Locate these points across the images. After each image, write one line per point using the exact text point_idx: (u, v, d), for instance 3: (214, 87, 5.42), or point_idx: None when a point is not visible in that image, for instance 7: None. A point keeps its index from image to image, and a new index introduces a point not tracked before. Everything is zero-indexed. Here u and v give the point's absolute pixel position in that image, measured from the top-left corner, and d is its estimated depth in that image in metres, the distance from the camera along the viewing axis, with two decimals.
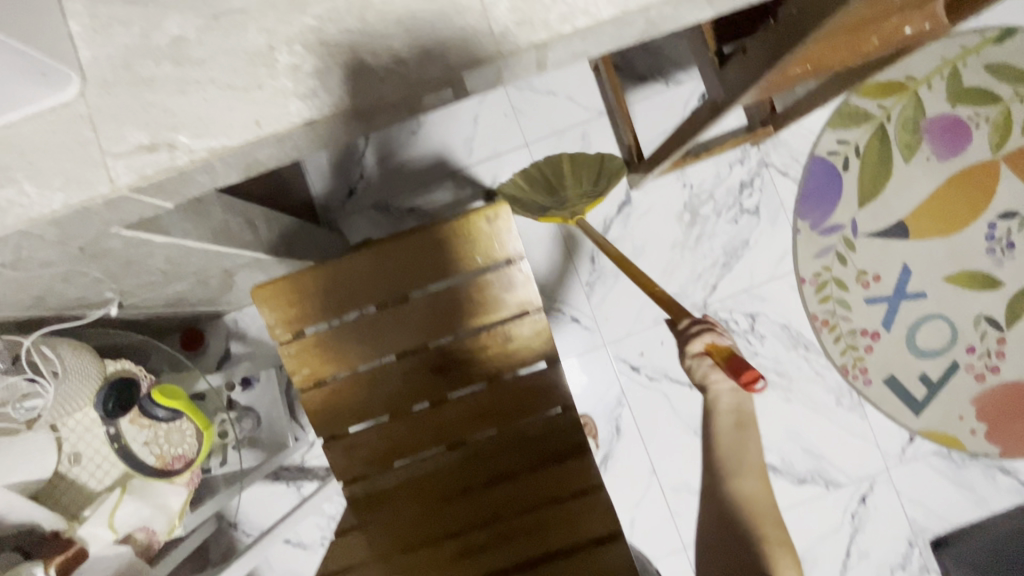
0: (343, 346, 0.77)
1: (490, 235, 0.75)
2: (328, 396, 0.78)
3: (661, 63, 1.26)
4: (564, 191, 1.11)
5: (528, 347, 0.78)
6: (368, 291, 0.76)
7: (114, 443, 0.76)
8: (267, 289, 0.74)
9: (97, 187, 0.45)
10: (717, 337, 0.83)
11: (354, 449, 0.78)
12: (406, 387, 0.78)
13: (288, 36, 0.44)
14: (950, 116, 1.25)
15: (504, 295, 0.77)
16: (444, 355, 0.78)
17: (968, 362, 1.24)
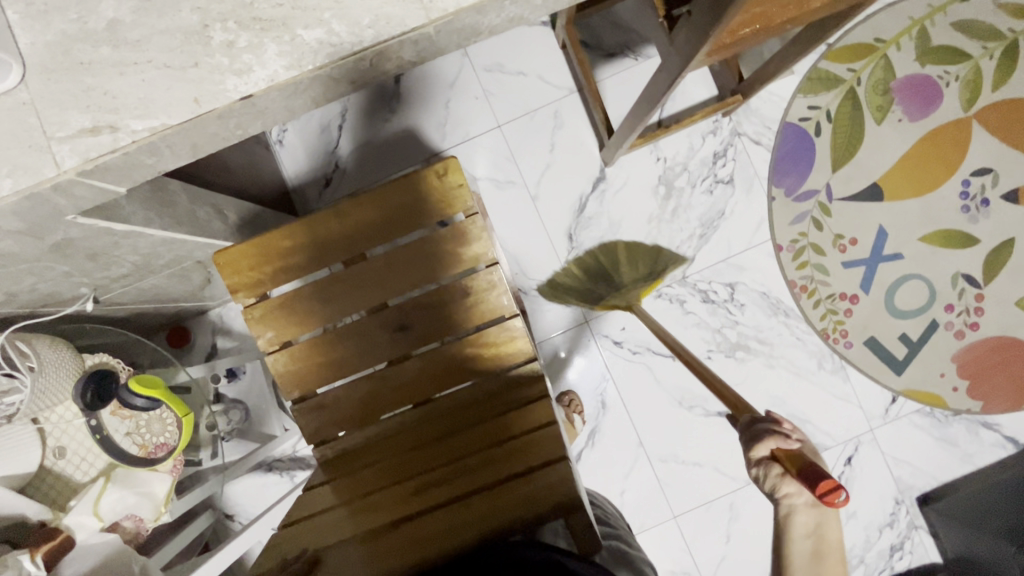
0: (306, 307, 0.80)
1: (443, 190, 0.78)
2: (294, 357, 0.80)
3: (630, 38, 1.26)
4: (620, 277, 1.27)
5: (485, 301, 0.80)
6: (327, 251, 0.79)
7: (96, 435, 0.77)
8: (228, 255, 0.77)
9: (44, 172, 0.46)
10: (786, 442, 0.71)
11: (323, 407, 0.81)
12: (369, 344, 0.81)
13: (221, 14, 0.45)
14: (920, 76, 1.25)
15: (459, 249, 0.79)
16: (405, 311, 0.81)
17: (947, 320, 1.25)
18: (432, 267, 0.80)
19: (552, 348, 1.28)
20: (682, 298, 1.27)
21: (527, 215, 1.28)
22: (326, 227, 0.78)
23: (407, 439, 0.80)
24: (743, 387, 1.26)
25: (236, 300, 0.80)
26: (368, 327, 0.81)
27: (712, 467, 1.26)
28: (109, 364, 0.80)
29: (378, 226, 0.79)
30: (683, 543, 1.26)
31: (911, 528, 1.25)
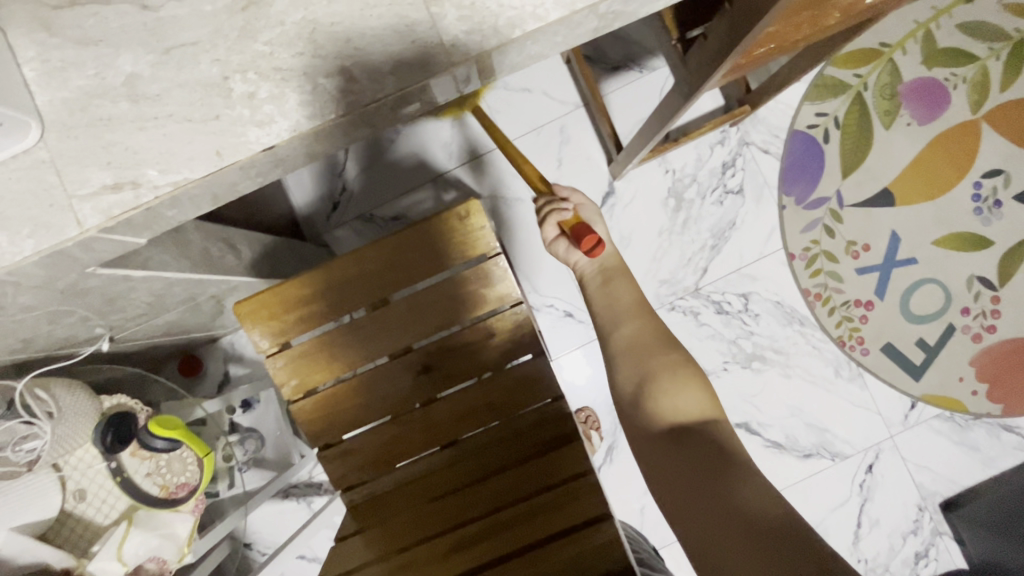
0: (331, 353, 0.80)
1: (464, 232, 0.78)
2: (320, 404, 0.81)
3: (633, 50, 1.25)
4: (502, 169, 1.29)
5: (511, 341, 0.81)
6: (349, 298, 0.78)
7: (116, 477, 0.77)
8: (250, 305, 0.77)
9: (66, 231, 0.45)
10: (561, 214, 0.88)
11: (350, 452, 0.81)
12: (394, 388, 0.81)
13: (241, 65, 0.44)
14: (927, 79, 1.25)
15: (483, 290, 0.79)
16: (429, 354, 0.80)
17: (964, 323, 1.24)
18: (455, 309, 0.79)
19: (568, 368, 1.27)
20: (696, 310, 1.26)
21: (539, 236, 1.27)
22: (347, 273, 0.78)
23: (435, 483, 0.79)
24: (760, 398, 1.25)
25: (259, 347, 0.80)
26: (393, 372, 0.81)
27: None
28: (127, 406, 0.80)
29: (399, 271, 0.78)
30: None
31: (935, 534, 1.23)
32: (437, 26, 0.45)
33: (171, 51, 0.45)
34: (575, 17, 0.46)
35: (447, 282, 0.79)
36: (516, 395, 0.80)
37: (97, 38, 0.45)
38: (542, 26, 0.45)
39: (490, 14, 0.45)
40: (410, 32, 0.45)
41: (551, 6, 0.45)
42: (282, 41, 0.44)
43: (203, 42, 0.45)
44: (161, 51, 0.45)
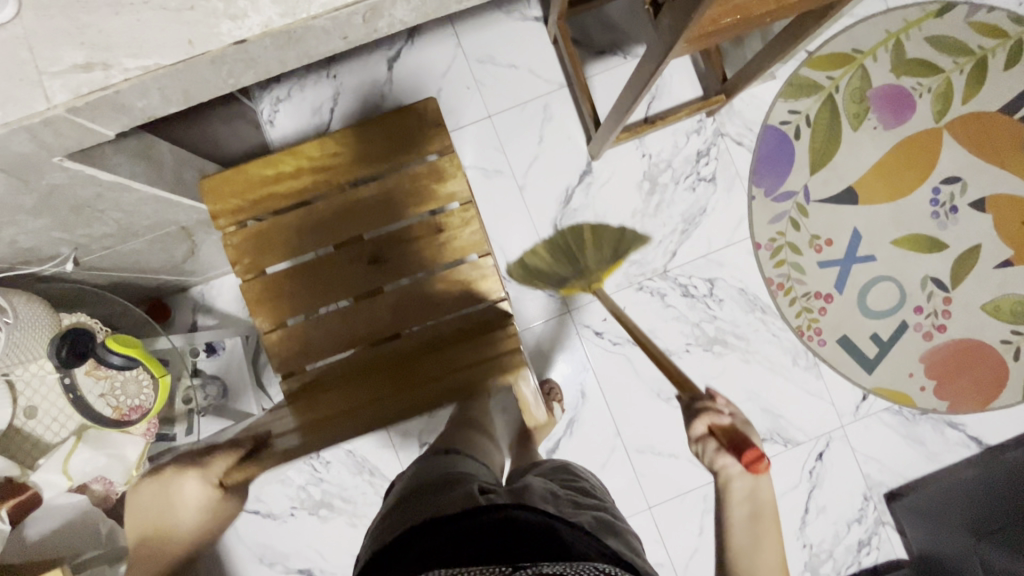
0: (285, 236, 0.83)
1: (420, 130, 0.84)
2: (269, 285, 0.84)
3: (619, 37, 1.29)
4: (583, 258, 1.27)
5: (461, 244, 0.84)
6: (310, 183, 0.84)
7: (69, 394, 0.77)
8: (214, 182, 0.82)
9: (33, 106, 0.46)
10: (718, 418, 0.79)
11: (291, 337, 0.84)
12: (341, 276, 0.84)
13: None
14: (894, 86, 1.31)
15: (435, 188, 0.84)
16: (378, 245, 0.84)
17: (916, 321, 1.29)
18: (408, 204, 0.84)
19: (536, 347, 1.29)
20: (662, 292, 1.29)
21: (512, 199, 1.30)
22: (311, 160, 0.84)
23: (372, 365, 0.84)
24: (719, 380, 1.29)
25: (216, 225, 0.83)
26: (342, 260, 0.84)
27: (687, 459, 1.28)
28: (86, 324, 0.79)
29: (359, 163, 0.84)
30: (657, 535, 1.27)
31: (878, 524, 1.27)
32: None
33: None
34: None
35: (402, 179, 0.84)
36: (458, 298, 0.84)
37: None
38: None
39: None
40: None
41: None
42: None
43: None
44: None
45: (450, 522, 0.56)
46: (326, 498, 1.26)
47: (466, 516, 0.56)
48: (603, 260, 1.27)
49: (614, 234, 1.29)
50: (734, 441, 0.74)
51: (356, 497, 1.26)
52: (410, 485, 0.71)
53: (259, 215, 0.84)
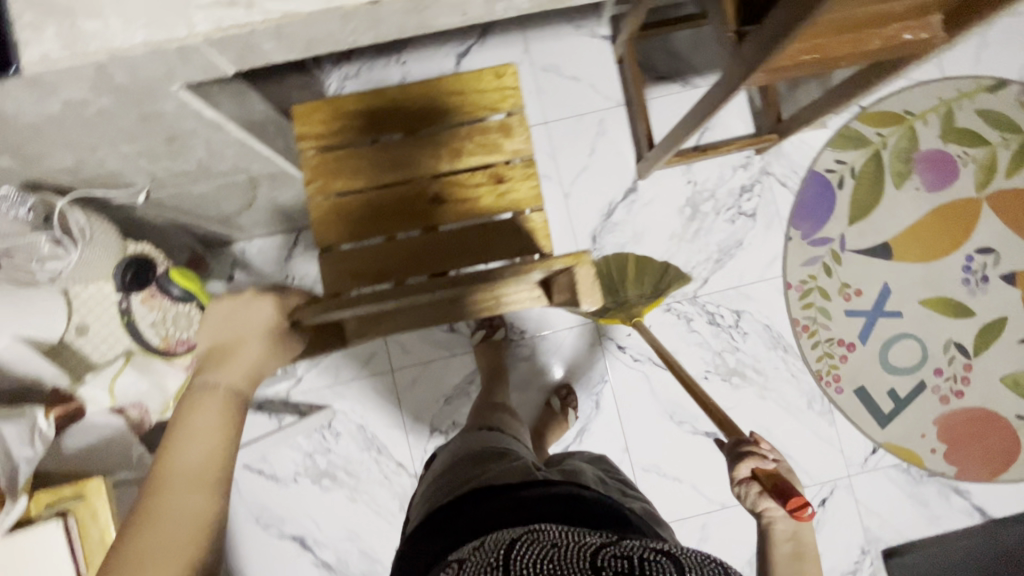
0: (357, 163, 0.80)
1: (499, 87, 0.81)
2: (329, 211, 0.79)
3: (682, 66, 1.34)
4: (624, 292, 1.21)
5: (521, 198, 0.81)
6: (390, 119, 0.80)
7: (124, 317, 0.79)
8: (304, 104, 0.80)
9: (176, 31, 0.50)
10: (763, 463, 0.73)
11: (339, 262, 0.79)
12: (401, 212, 0.80)
13: None
14: (940, 151, 1.34)
15: (502, 141, 0.81)
16: (443, 186, 0.80)
17: (935, 383, 1.30)
18: (478, 155, 0.80)
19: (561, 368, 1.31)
20: (689, 316, 1.31)
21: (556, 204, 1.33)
22: (393, 99, 0.80)
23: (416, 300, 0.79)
24: (732, 412, 1.30)
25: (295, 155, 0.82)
26: (405, 195, 0.80)
27: (690, 484, 1.28)
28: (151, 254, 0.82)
29: (439, 107, 0.81)
30: None
31: None
32: None
33: None
34: None
35: (474, 130, 0.81)
36: (513, 247, 0.81)
37: None
38: None
39: None
40: None
41: None
42: None
43: None
44: None
45: (523, 487, 0.70)
46: (330, 469, 1.27)
47: (536, 483, 0.71)
48: (646, 294, 1.20)
49: (658, 270, 1.24)
50: (782, 488, 0.68)
51: (360, 472, 1.27)
52: (467, 456, 0.87)
53: (339, 142, 0.80)
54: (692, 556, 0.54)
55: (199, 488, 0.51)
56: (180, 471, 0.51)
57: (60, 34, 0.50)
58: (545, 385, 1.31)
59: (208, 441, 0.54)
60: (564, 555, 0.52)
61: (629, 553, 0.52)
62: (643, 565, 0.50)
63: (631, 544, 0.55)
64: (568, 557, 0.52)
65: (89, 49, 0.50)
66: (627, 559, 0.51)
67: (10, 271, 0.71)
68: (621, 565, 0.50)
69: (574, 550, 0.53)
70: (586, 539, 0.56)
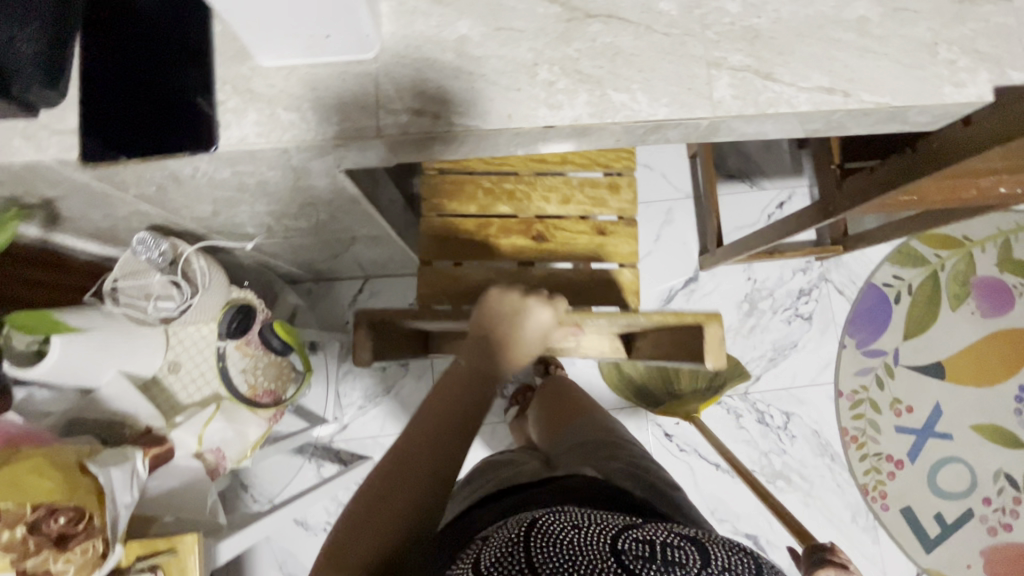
0: (473, 192, 0.89)
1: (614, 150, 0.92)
2: (441, 226, 0.88)
3: (751, 167, 1.39)
4: (677, 382, 1.27)
5: (616, 247, 0.89)
6: (510, 159, 0.90)
7: (219, 362, 0.81)
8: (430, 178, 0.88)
9: (365, 132, 0.55)
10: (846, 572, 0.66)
11: (438, 272, 0.87)
12: (505, 240, 0.88)
13: (551, 59, 0.55)
14: (996, 280, 1.37)
15: (607, 198, 0.90)
16: (546, 226, 0.89)
17: (983, 512, 1.28)
18: (585, 206, 0.89)
19: None
20: (739, 412, 1.31)
21: None
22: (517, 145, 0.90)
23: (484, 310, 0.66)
24: (775, 516, 1.27)
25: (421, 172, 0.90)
26: (508, 228, 0.89)
27: None
28: (252, 301, 0.85)
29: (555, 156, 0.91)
30: None
31: None
32: (711, 85, 0.55)
33: (500, 29, 0.55)
34: (815, 115, 0.56)
35: (585, 184, 0.90)
36: (603, 291, 0.87)
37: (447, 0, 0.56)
38: (791, 112, 0.55)
39: (756, 90, 0.55)
40: (689, 82, 0.55)
41: (803, 100, 0.55)
42: (588, 53, 0.55)
43: (527, 32, 0.55)
44: (493, 27, 0.55)
45: (543, 486, 0.67)
46: None
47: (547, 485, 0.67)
48: (700, 390, 1.25)
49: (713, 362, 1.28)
50: None
51: None
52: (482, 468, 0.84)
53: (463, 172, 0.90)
54: (716, 540, 0.55)
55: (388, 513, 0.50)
56: (381, 483, 0.52)
57: (261, 121, 0.54)
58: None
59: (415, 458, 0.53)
60: (588, 539, 0.51)
61: (652, 538, 0.52)
62: (665, 551, 0.51)
63: (653, 527, 0.55)
64: (590, 540, 0.51)
65: (280, 137, 0.55)
66: (650, 544, 0.51)
67: (128, 306, 0.75)
68: (642, 553, 0.50)
69: (598, 533, 0.52)
70: (608, 520, 0.55)
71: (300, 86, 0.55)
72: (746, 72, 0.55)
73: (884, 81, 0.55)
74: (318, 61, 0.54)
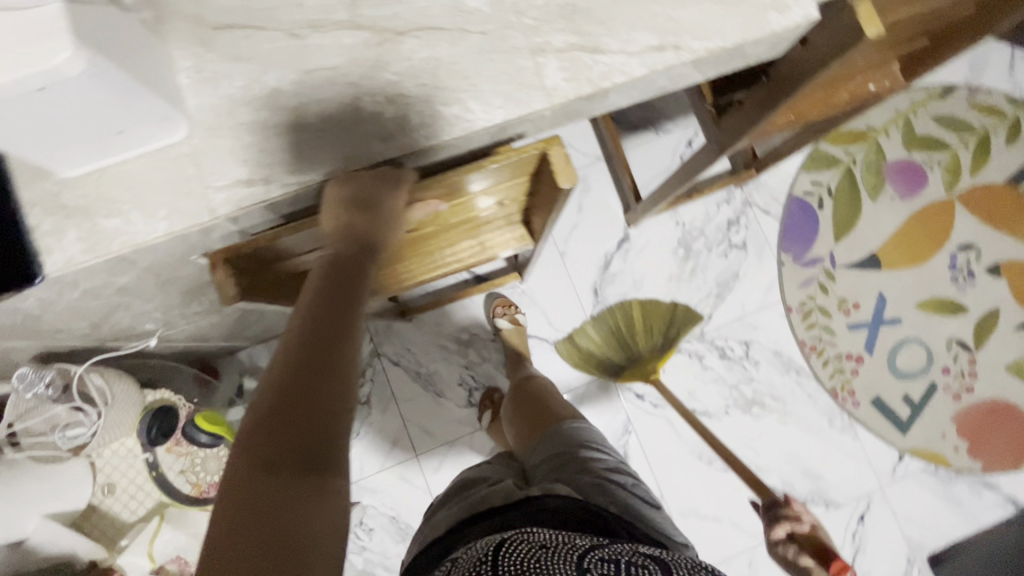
0: None
1: None
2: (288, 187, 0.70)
3: (651, 113, 1.38)
4: (636, 346, 1.28)
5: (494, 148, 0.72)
6: None
7: (152, 471, 0.78)
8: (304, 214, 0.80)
9: (198, 216, 0.51)
10: (799, 526, 1.01)
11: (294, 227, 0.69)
12: None
13: (371, 89, 0.52)
14: (906, 161, 1.41)
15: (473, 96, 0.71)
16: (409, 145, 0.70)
17: (945, 382, 1.34)
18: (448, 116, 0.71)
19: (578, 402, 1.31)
20: (700, 354, 1.33)
21: None
22: None
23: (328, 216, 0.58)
24: (758, 443, 1.31)
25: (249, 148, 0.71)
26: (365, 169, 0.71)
27: (730, 522, 1.28)
28: (171, 400, 0.80)
29: None
30: None
31: None
32: (540, 72, 0.53)
33: (311, 72, 0.52)
34: (654, 76, 0.54)
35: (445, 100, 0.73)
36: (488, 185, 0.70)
37: (248, 56, 0.52)
38: (628, 80, 0.53)
39: (586, 67, 0.53)
40: (518, 76, 0.53)
41: (637, 65, 0.53)
42: (408, 73, 0.52)
43: (340, 68, 0.52)
44: (303, 72, 0.52)
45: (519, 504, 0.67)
46: (369, 569, 1.23)
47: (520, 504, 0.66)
48: (657, 346, 1.28)
49: (666, 312, 1.30)
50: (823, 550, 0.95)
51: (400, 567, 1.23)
52: (462, 481, 0.84)
53: None
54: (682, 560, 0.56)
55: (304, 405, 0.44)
56: (285, 380, 0.45)
57: (82, 236, 0.50)
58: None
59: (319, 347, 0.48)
60: (556, 557, 0.51)
61: (616, 556, 0.53)
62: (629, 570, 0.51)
63: (619, 546, 0.56)
64: (557, 559, 0.51)
65: (110, 246, 0.51)
66: (614, 564, 0.52)
67: (33, 447, 0.70)
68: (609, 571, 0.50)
69: (565, 552, 0.52)
70: (574, 540, 0.56)
71: (116, 186, 0.51)
72: (572, 51, 0.53)
73: (710, 24, 0.54)
74: (126, 156, 0.50)
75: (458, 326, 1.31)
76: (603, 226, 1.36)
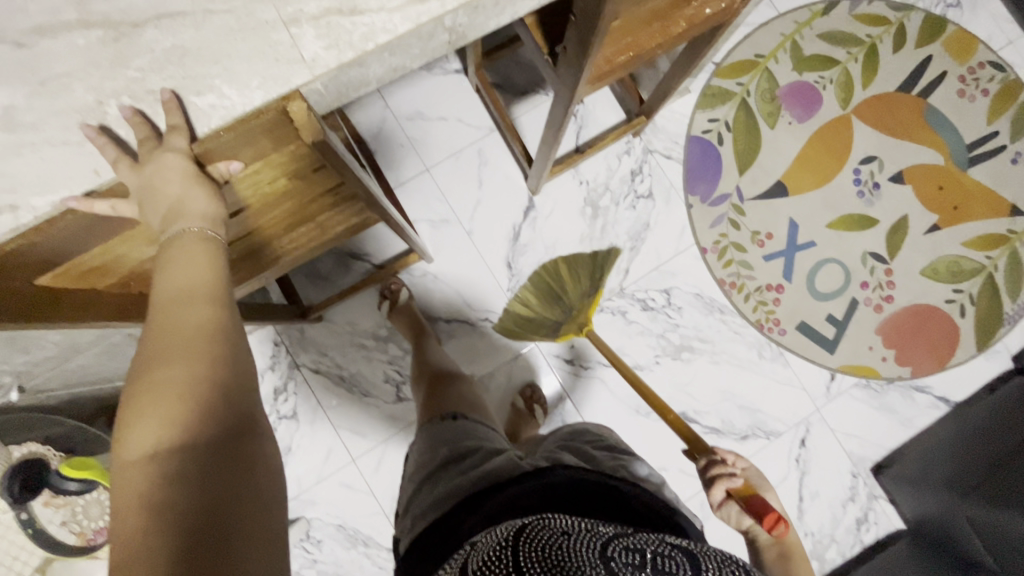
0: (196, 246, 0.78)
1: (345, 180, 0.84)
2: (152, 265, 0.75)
3: (537, 75, 1.35)
4: (566, 295, 1.15)
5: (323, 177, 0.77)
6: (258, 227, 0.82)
7: (29, 528, 0.87)
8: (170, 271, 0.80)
9: None
10: (732, 481, 0.82)
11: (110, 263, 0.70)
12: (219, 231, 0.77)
13: (115, 90, 0.48)
14: (799, 82, 1.40)
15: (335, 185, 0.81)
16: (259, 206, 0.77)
17: (865, 296, 1.35)
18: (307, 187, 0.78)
19: (508, 375, 1.30)
20: (623, 309, 1.32)
21: (425, 181, 1.32)
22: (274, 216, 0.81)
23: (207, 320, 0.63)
24: (692, 387, 1.31)
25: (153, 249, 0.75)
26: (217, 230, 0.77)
27: (677, 469, 1.29)
28: (40, 453, 0.87)
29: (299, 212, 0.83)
30: None
31: (871, 498, 1.30)
32: (296, 44, 0.49)
33: (45, 82, 0.47)
34: (422, 29, 0.51)
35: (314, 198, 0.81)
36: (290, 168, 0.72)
37: None
38: (392, 39, 0.50)
39: (346, 31, 0.50)
40: (272, 51, 0.49)
41: (399, 21, 0.50)
42: (152, 67, 0.48)
43: (76, 72, 0.48)
44: (35, 83, 0.47)
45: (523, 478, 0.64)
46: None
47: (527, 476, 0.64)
48: (587, 293, 1.15)
49: (588, 262, 1.20)
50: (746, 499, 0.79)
51: (353, 571, 1.22)
52: (438, 462, 0.80)
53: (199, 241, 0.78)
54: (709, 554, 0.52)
55: (201, 397, 0.45)
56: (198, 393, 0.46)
57: None
58: (502, 401, 1.30)
59: (188, 340, 0.49)
60: (578, 545, 0.48)
61: (642, 547, 0.50)
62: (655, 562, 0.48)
63: (644, 536, 0.53)
64: (577, 548, 0.48)
65: None
66: (638, 552, 0.49)
67: None
68: (633, 561, 0.47)
69: (586, 542, 0.49)
70: (594, 529, 0.52)
71: None
72: (328, 16, 0.49)
73: None
74: None
75: (374, 322, 1.29)
76: (507, 197, 1.33)
